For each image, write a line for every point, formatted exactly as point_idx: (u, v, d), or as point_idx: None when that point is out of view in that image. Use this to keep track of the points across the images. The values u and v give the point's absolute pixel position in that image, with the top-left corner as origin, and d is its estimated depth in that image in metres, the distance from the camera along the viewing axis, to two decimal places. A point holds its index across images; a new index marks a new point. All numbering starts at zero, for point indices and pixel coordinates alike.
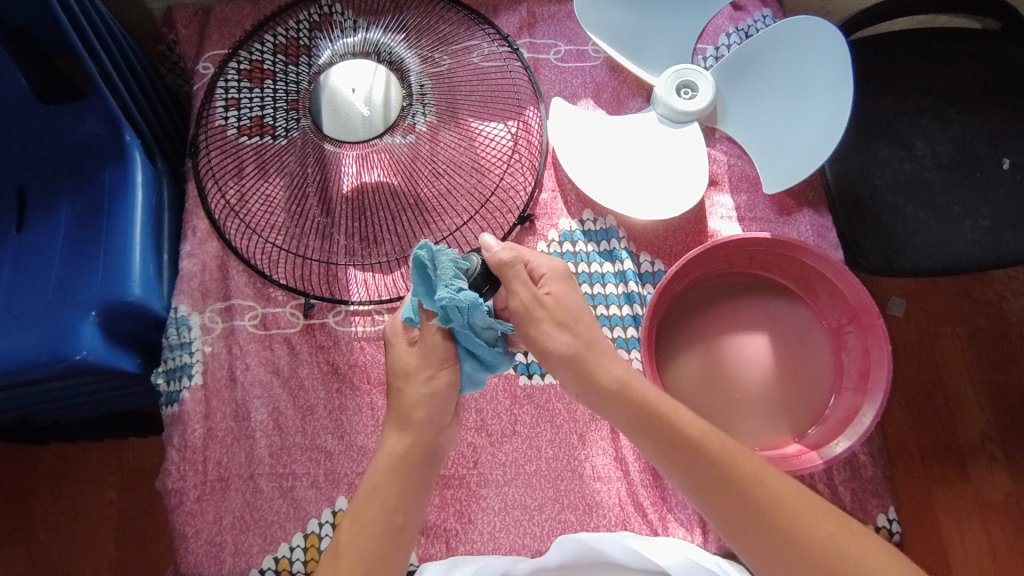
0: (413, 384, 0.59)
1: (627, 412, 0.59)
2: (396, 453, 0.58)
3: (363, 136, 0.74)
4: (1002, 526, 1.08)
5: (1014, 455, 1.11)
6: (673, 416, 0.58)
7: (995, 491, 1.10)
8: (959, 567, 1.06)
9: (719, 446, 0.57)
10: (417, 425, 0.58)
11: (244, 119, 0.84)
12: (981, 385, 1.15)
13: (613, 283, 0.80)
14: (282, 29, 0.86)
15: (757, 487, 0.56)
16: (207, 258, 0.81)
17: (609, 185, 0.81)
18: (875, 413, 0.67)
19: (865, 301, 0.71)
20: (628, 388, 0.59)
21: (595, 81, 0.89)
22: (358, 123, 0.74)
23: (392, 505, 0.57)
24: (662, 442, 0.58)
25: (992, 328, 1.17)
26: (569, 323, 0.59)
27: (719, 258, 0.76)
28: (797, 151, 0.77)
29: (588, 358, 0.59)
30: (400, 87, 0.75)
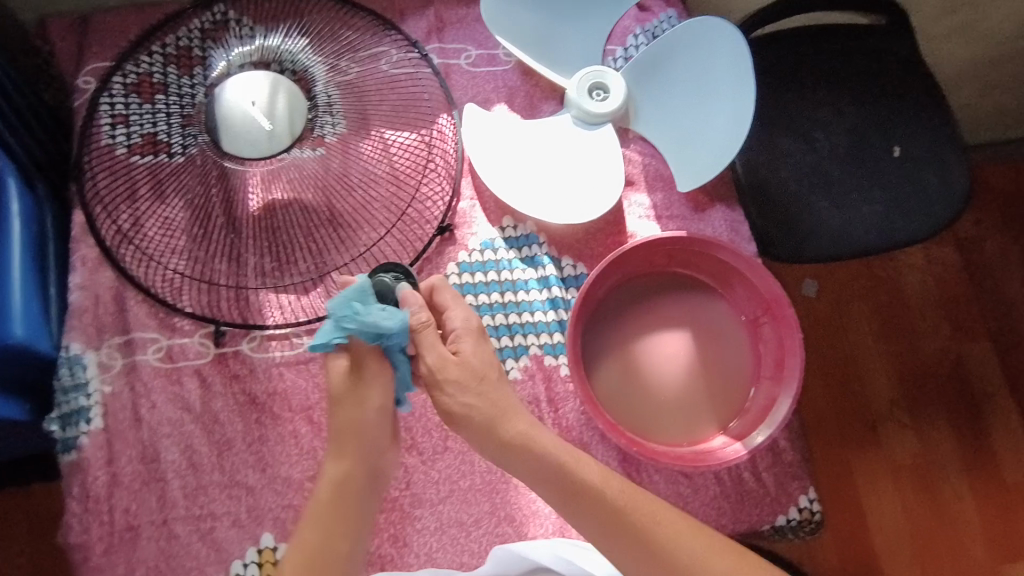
0: (346, 408, 0.58)
1: (528, 466, 0.59)
2: (336, 478, 0.58)
3: (268, 151, 0.70)
4: (913, 487, 1.16)
5: (919, 420, 1.19)
6: (571, 467, 0.59)
7: (905, 454, 1.17)
8: (877, 529, 1.13)
9: (618, 491, 0.58)
10: (354, 448, 0.59)
11: (134, 136, 0.78)
12: (889, 357, 1.22)
13: (536, 289, 0.79)
14: (172, 38, 0.82)
15: (657, 530, 0.57)
16: (101, 289, 0.74)
17: (526, 189, 0.80)
18: (791, 400, 0.69)
19: (776, 292, 0.73)
20: (527, 442, 0.60)
21: (508, 86, 0.87)
22: (261, 138, 0.70)
23: (335, 535, 0.57)
24: (564, 492, 0.59)
25: (895, 305, 1.25)
26: (473, 386, 0.60)
27: (639, 258, 0.77)
28: (705, 148, 0.79)
29: (491, 414, 0.59)
30: (304, 96, 0.73)
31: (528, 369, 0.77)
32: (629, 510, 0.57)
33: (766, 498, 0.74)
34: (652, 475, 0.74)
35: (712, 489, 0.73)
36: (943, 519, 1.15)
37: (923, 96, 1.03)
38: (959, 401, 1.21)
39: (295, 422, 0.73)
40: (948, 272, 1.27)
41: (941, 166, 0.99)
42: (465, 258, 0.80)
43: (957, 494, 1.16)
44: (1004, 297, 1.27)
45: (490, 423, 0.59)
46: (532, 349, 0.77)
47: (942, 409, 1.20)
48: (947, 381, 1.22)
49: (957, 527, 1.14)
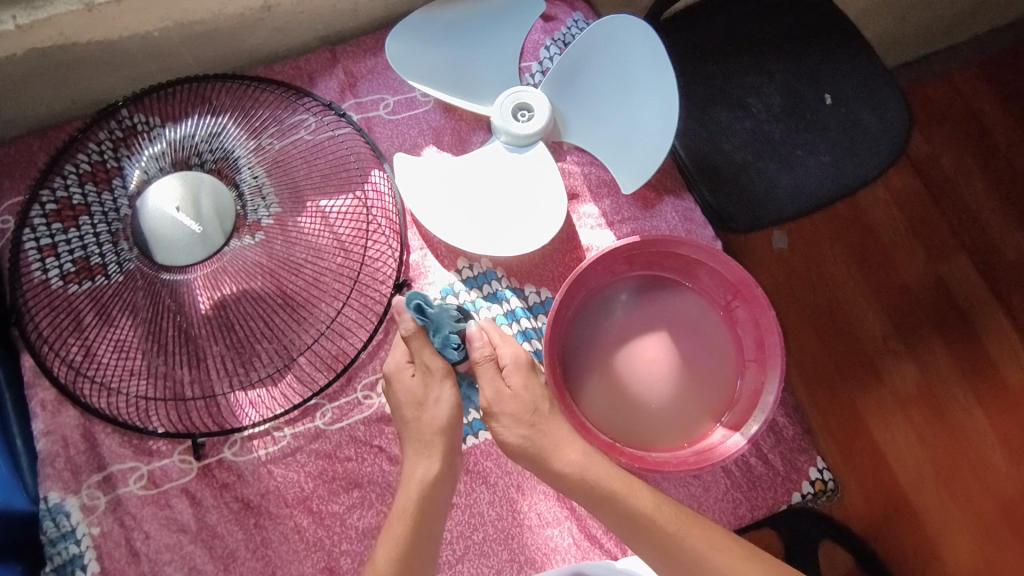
0: (410, 411, 0.63)
1: (586, 497, 0.61)
2: (423, 474, 0.62)
3: (204, 254, 0.68)
4: (921, 411, 1.17)
5: (913, 346, 1.20)
6: (627, 496, 0.60)
7: (908, 382, 1.18)
8: (897, 463, 1.14)
9: (671, 517, 0.60)
10: (431, 445, 0.62)
11: (66, 265, 0.75)
12: (870, 291, 1.23)
13: (506, 324, 0.77)
14: (84, 155, 0.80)
15: (715, 560, 0.58)
16: (67, 429, 0.72)
17: (472, 228, 0.78)
18: (778, 382, 0.69)
19: (742, 275, 0.72)
20: (584, 472, 0.61)
21: (433, 127, 0.85)
22: (193, 242, 0.68)
23: (421, 523, 0.60)
24: (625, 524, 0.60)
25: (863, 242, 1.26)
26: (526, 418, 0.62)
27: (600, 272, 0.75)
28: (642, 144, 0.78)
29: (545, 447, 0.61)
30: (226, 188, 0.70)
31: None
32: (690, 542, 0.59)
33: (778, 479, 0.73)
34: (662, 484, 0.72)
35: (724, 484, 0.72)
36: (957, 438, 1.16)
37: (842, 39, 1.03)
38: (945, 318, 1.22)
39: (294, 516, 0.71)
40: (907, 198, 1.29)
41: (874, 104, 1.00)
42: None
43: (964, 409, 1.17)
44: (967, 209, 1.28)
45: (546, 456, 0.61)
46: None
47: (931, 330, 1.21)
48: (930, 302, 1.23)
49: (971, 442, 1.15)
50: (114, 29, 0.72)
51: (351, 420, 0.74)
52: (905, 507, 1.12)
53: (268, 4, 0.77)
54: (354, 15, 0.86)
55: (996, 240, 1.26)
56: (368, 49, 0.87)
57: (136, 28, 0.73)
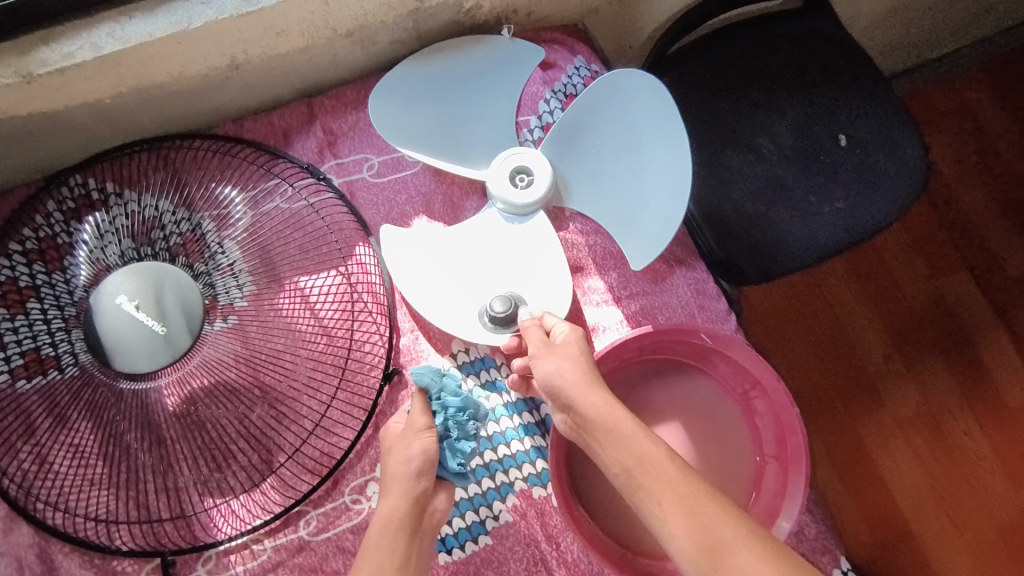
0: (393, 453, 0.61)
1: (623, 461, 0.53)
2: (388, 517, 0.57)
3: (168, 359, 0.64)
4: (924, 438, 1.12)
5: (914, 370, 1.15)
6: (658, 460, 0.52)
7: (908, 406, 1.13)
8: (898, 489, 1.09)
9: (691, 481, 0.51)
10: (401, 486, 0.58)
11: (14, 356, 0.67)
12: (874, 316, 1.17)
13: (506, 416, 0.71)
14: (32, 230, 0.72)
15: (724, 528, 0.48)
16: (22, 548, 0.65)
17: (467, 311, 0.72)
18: (803, 486, 0.64)
19: (762, 368, 0.67)
20: (623, 441, 0.54)
21: (422, 193, 0.77)
22: (156, 346, 0.64)
23: (384, 561, 0.54)
24: (652, 488, 0.51)
25: (870, 272, 1.20)
26: (574, 362, 0.59)
27: (607, 361, 0.69)
28: (652, 214, 0.71)
29: (584, 397, 0.56)
30: (190, 281, 0.66)
31: (518, 508, 0.69)
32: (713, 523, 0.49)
33: None
34: None
35: None
36: (959, 462, 1.11)
37: (856, 72, 0.96)
38: (946, 339, 1.16)
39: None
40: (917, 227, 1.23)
41: (892, 146, 0.93)
42: None
43: (964, 432, 1.12)
44: (980, 234, 1.21)
45: (594, 405, 0.55)
46: (517, 485, 0.70)
47: (935, 352, 1.16)
48: (932, 323, 1.17)
49: (973, 466, 1.10)
50: (58, 99, 0.65)
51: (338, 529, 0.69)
52: (906, 536, 1.07)
53: (235, 63, 0.70)
54: (334, 66, 0.78)
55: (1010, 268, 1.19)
56: (349, 103, 0.79)
57: (83, 96, 0.66)
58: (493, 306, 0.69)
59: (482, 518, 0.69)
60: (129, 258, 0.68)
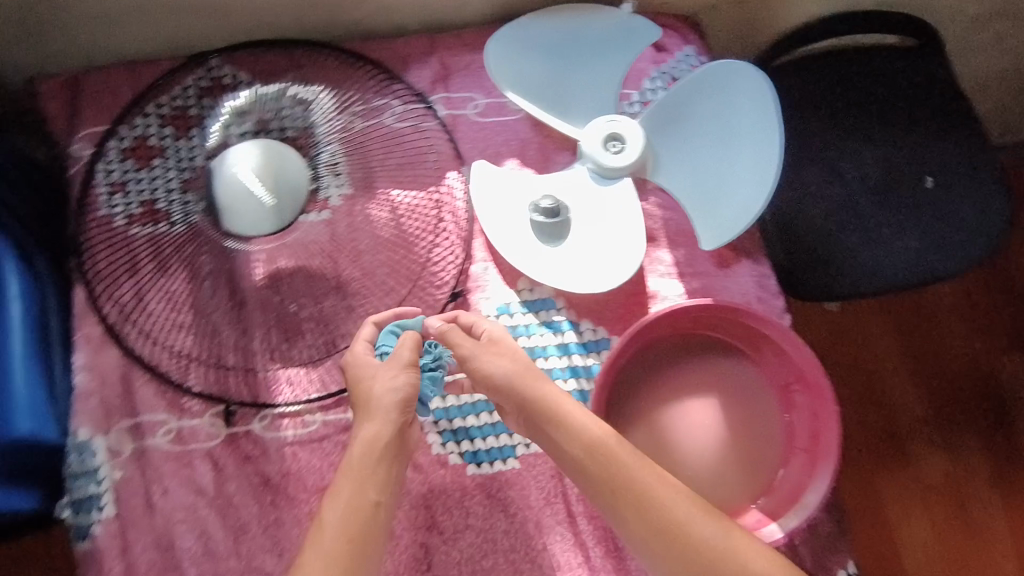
0: (378, 383, 0.63)
1: (568, 442, 0.61)
2: (371, 440, 0.60)
3: (269, 230, 0.67)
4: (943, 506, 1.11)
5: (948, 437, 1.14)
6: (603, 438, 0.61)
7: (935, 471, 1.12)
8: (907, 546, 1.09)
9: (637, 461, 0.60)
10: (386, 413, 0.61)
11: (132, 205, 0.75)
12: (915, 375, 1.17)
13: (556, 356, 0.75)
14: (167, 98, 0.78)
15: (659, 497, 0.58)
16: (107, 369, 0.72)
17: (538, 252, 0.76)
18: (829, 478, 0.66)
19: (811, 362, 0.69)
20: (565, 422, 0.61)
21: (519, 139, 0.82)
22: (263, 213, 0.67)
23: (368, 482, 0.59)
24: (598, 465, 0.60)
25: (918, 325, 1.20)
26: (507, 355, 0.65)
27: (663, 325, 0.73)
28: (730, 201, 0.75)
29: (522, 384, 0.63)
30: (302, 162, 0.69)
31: None
32: (653, 492, 0.58)
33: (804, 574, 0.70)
34: None
35: None
36: (971, 534, 1.10)
37: (954, 120, 0.98)
38: (986, 416, 1.15)
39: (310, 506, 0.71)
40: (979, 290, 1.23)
41: (977, 196, 0.94)
42: None
43: (984, 507, 1.11)
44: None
45: (530, 395, 0.63)
46: None
47: (969, 423, 1.15)
48: (971, 393, 1.17)
49: (984, 541, 1.10)
50: None
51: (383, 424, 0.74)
52: None
53: None
54: (464, 7, 0.84)
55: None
56: (470, 44, 0.85)
57: None
58: (539, 204, 0.76)
59: (515, 443, 0.74)
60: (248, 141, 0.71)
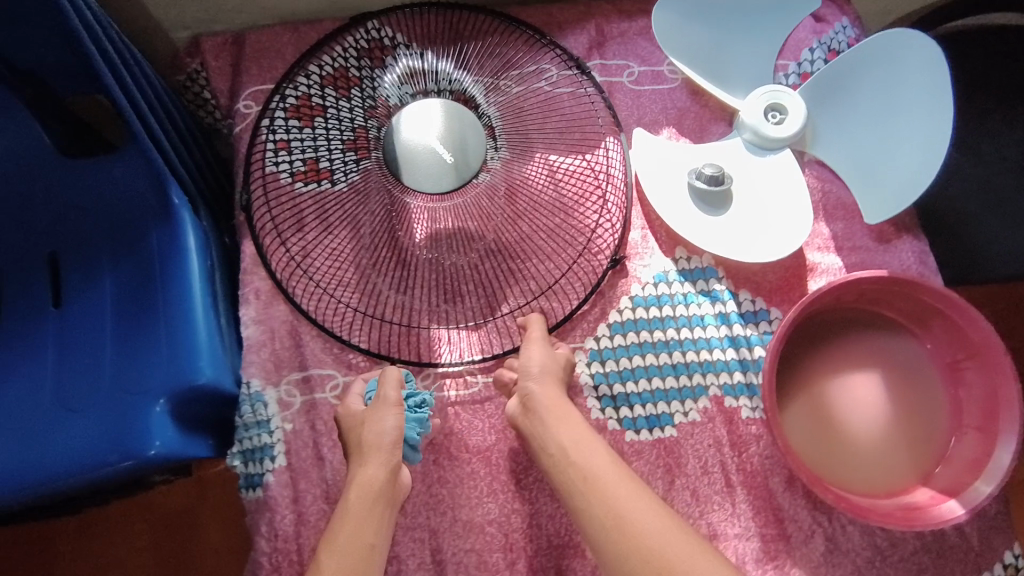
0: (366, 426, 0.64)
1: (575, 484, 0.58)
2: (368, 485, 0.61)
3: (452, 184, 0.67)
4: None
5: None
6: (596, 481, 0.58)
7: None
8: None
9: (609, 509, 0.56)
10: (379, 457, 0.62)
11: (297, 163, 0.76)
12: None
13: (713, 325, 0.75)
14: (329, 57, 0.78)
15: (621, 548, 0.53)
16: (275, 323, 0.74)
17: (700, 221, 0.75)
18: (1013, 453, 0.63)
19: (990, 338, 0.67)
20: (569, 460, 0.60)
21: (677, 107, 0.81)
22: (443, 171, 0.67)
23: (365, 527, 0.58)
24: (596, 507, 0.56)
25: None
26: (552, 384, 0.66)
27: (829, 298, 0.72)
28: (896, 171, 0.72)
29: (543, 422, 0.62)
30: (481, 127, 0.69)
31: (708, 411, 0.73)
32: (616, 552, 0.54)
33: (970, 554, 0.69)
34: (845, 526, 0.69)
35: (911, 544, 0.68)
36: None
37: None
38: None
39: (472, 467, 0.72)
40: None
41: None
42: (638, 292, 0.76)
43: None
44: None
45: (542, 428, 0.62)
46: (711, 390, 0.73)
47: None
48: None
49: None
50: None
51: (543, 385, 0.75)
52: None
53: None
54: None
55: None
56: (625, 11, 0.84)
57: None
58: (703, 171, 0.75)
59: (672, 411, 0.73)
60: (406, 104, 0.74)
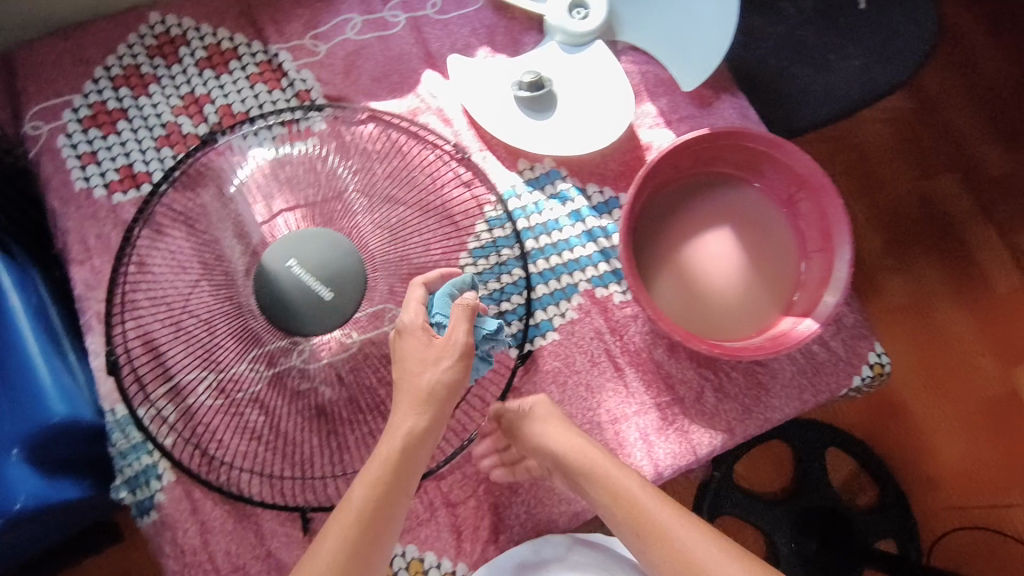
0: (413, 364, 0.59)
1: (620, 510, 0.60)
2: (407, 433, 0.58)
3: (330, 322, 0.64)
4: (922, 324, 1.13)
5: (905, 260, 1.15)
6: (648, 502, 0.60)
7: (903, 295, 1.15)
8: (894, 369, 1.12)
9: (664, 523, 0.59)
10: (431, 402, 0.59)
11: (108, 172, 0.72)
12: (868, 206, 1.17)
13: (569, 225, 0.76)
14: (114, 58, 0.75)
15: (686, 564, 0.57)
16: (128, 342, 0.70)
17: (532, 130, 0.77)
18: (848, 263, 0.70)
19: (811, 166, 0.72)
20: (620, 490, 0.61)
21: (485, 26, 0.81)
22: (322, 310, 0.64)
23: (399, 480, 0.58)
24: (648, 531, 0.59)
25: (854, 163, 1.20)
26: (569, 434, 0.65)
27: (668, 166, 0.74)
28: (703, 40, 0.77)
29: (575, 464, 0.63)
30: (353, 253, 0.65)
31: (583, 306, 0.75)
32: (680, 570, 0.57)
33: (839, 364, 0.75)
34: (730, 374, 0.74)
35: (787, 371, 0.74)
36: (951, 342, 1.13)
37: None
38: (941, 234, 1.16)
39: (374, 428, 0.69)
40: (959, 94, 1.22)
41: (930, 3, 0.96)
42: (492, 213, 0.76)
43: (961, 318, 1.14)
44: (975, 130, 1.21)
45: (570, 466, 0.63)
46: (581, 286, 0.75)
47: (927, 243, 1.16)
48: (926, 216, 1.17)
49: (969, 351, 1.13)
50: None
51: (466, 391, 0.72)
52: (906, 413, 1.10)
53: None
54: None
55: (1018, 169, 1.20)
56: None
57: None
58: (522, 79, 0.76)
59: (550, 316, 0.75)
60: (213, 91, 0.75)
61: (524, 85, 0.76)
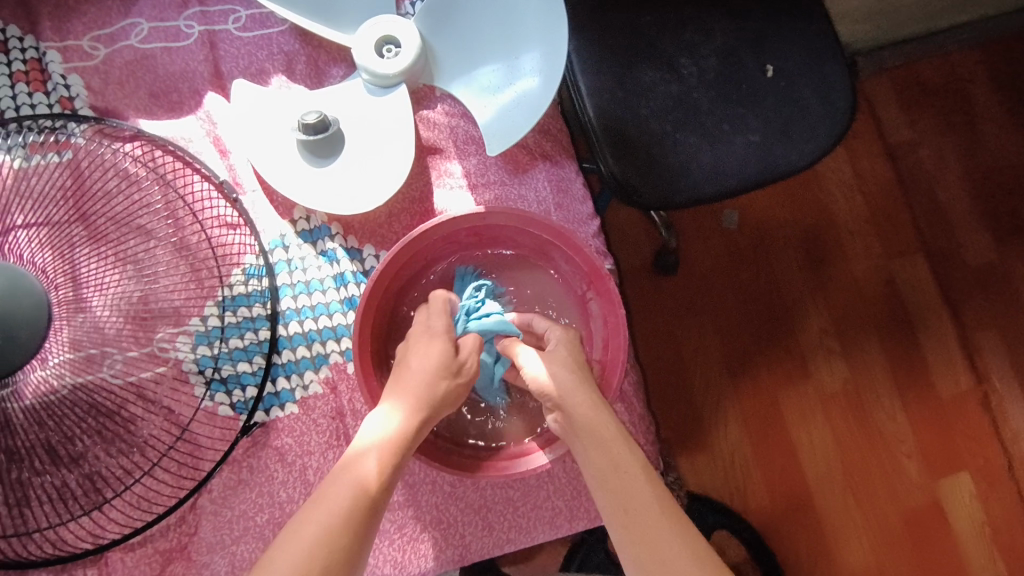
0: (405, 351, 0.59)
1: (607, 481, 0.53)
2: (410, 415, 0.55)
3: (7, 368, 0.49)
4: (848, 416, 0.98)
5: (849, 346, 1.00)
6: (631, 475, 0.52)
7: (835, 379, 0.99)
8: (809, 465, 0.96)
9: (622, 506, 0.51)
10: (418, 390, 0.56)
11: None
12: (814, 284, 1.02)
13: (333, 289, 0.70)
14: None
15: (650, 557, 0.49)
16: None
17: (307, 177, 0.68)
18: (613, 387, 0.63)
19: (596, 267, 0.65)
20: (604, 458, 0.53)
21: (284, 52, 0.73)
22: None
23: (362, 466, 0.51)
24: (619, 512, 0.52)
25: (821, 231, 1.03)
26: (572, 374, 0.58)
27: (441, 241, 0.68)
28: (513, 100, 0.67)
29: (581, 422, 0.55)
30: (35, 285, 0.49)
31: (330, 380, 0.69)
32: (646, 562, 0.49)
33: None
34: (476, 483, 0.68)
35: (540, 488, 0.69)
36: (875, 439, 0.98)
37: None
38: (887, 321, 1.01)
39: (65, 494, 0.60)
40: (935, 169, 1.05)
41: None
42: (252, 262, 0.69)
43: (888, 414, 0.99)
44: (948, 215, 1.04)
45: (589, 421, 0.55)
46: (332, 358, 0.70)
47: (873, 328, 1.01)
48: (876, 302, 1.02)
49: (888, 447, 0.98)
50: None
51: (170, 454, 0.66)
52: (806, 508, 0.95)
53: None
54: None
55: (1009, 267, 1.03)
56: None
57: None
58: (305, 118, 0.65)
59: (292, 387, 0.69)
60: None
61: (307, 125, 0.66)
